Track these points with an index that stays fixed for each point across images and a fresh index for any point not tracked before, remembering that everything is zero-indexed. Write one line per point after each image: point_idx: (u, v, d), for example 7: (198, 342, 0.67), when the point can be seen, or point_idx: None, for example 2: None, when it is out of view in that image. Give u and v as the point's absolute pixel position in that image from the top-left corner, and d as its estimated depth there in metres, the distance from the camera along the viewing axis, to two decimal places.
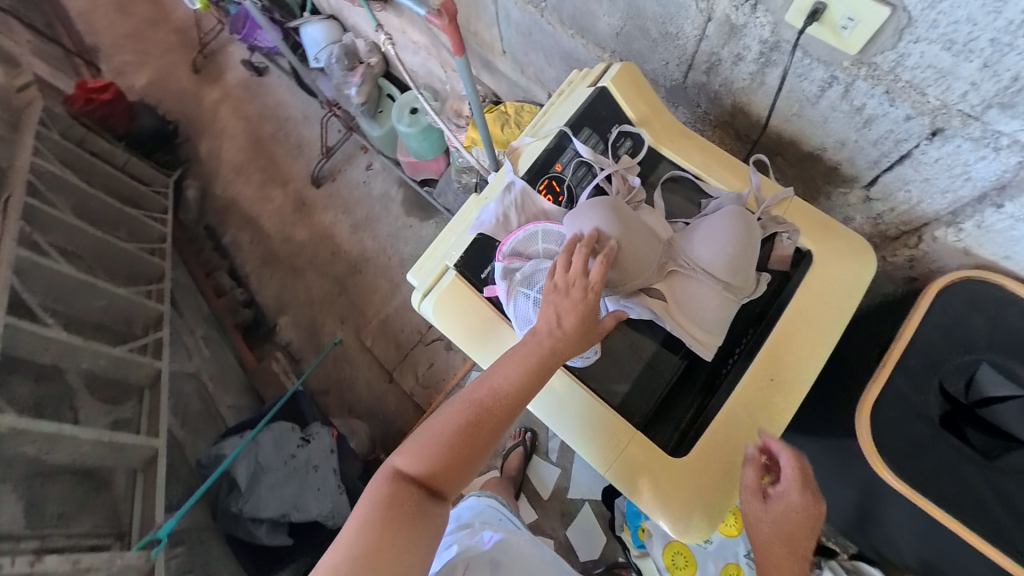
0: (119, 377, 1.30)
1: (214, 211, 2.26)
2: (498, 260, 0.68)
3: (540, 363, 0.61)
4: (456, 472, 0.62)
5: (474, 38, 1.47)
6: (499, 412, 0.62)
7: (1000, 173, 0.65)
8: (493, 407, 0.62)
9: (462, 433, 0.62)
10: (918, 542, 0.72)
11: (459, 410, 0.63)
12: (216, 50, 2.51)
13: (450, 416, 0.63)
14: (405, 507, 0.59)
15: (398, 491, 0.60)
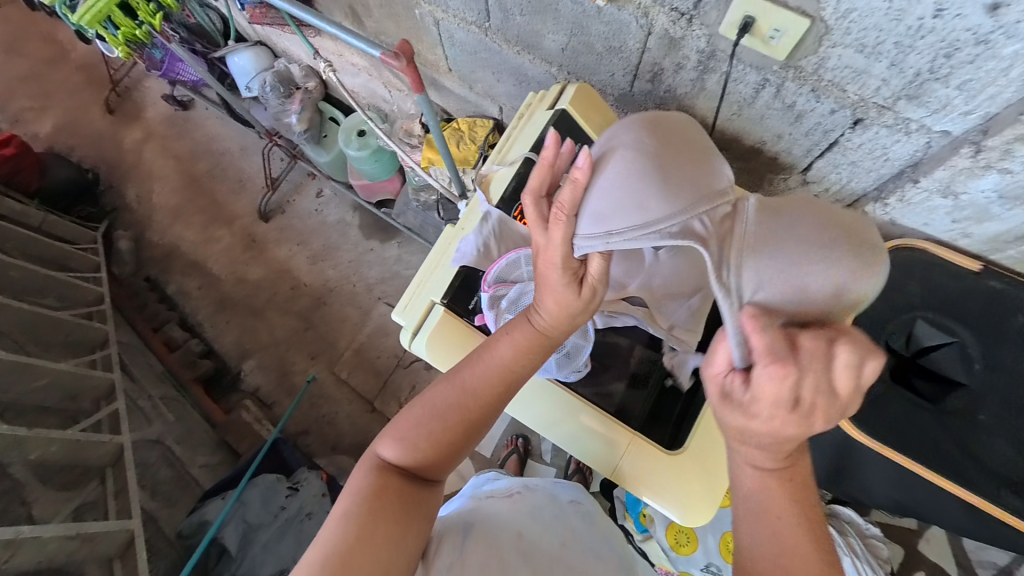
0: (75, 461, 1.19)
1: (153, 260, 2.11)
2: (484, 290, 0.70)
3: (529, 341, 0.64)
4: (450, 449, 0.64)
5: (418, 59, 1.47)
6: (488, 394, 0.64)
7: (913, 152, 0.75)
8: (484, 386, 0.64)
9: (454, 413, 0.64)
10: (888, 487, 0.81)
11: (451, 389, 0.65)
12: (131, 87, 2.33)
13: (443, 396, 0.65)
14: (392, 488, 0.59)
15: (387, 479, 0.60)
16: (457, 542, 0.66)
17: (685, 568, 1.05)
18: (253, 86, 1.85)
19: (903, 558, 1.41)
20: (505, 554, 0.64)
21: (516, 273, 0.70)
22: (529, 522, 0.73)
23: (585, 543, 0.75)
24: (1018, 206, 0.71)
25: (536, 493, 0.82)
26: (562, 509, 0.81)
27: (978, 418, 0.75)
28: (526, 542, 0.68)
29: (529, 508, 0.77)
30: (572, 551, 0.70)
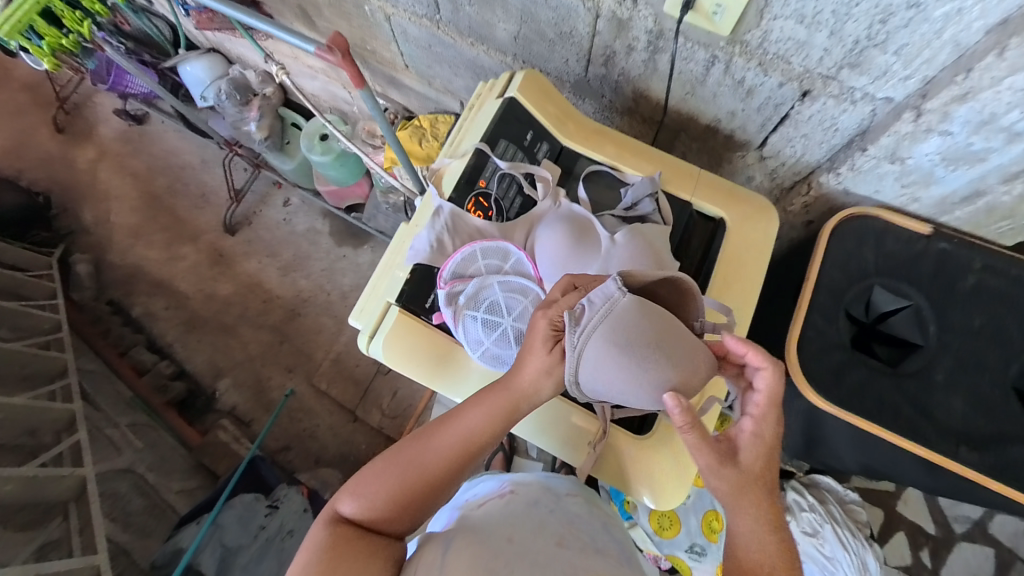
0: (34, 499, 1.13)
1: (115, 283, 2.02)
2: (440, 287, 0.68)
3: (502, 406, 0.61)
4: (413, 510, 0.61)
5: (374, 57, 1.43)
6: (454, 459, 0.61)
7: (861, 121, 0.76)
8: (452, 448, 0.61)
9: (419, 471, 0.61)
10: (851, 453, 0.82)
11: (417, 445, 0.62)
12: (80, 104, 2.23)
13: (408, 451, 0.62)
14: (348, 541, 0.58)
15: (343, 532, 0.58)
16: (437, 561, 0.56)
17: (670, 551, 1.04)
18: (208, 94, 1.79)
19: (884, 521, 1.45)
20: (491, 565, 0.53)
21: (473, 267, 0.68)
22: (520, 520, 0.61)
23: (596, 535, 0.63)
24: (960, 167, 0.71)
25: (528, 483, 0.70)
26: (561, 495, 0.68)
27: (935, 378, 0.77)
28: (517, 545, 0.56)
29: (521, 501, 0.65)
30: (577, 547, 0.59)
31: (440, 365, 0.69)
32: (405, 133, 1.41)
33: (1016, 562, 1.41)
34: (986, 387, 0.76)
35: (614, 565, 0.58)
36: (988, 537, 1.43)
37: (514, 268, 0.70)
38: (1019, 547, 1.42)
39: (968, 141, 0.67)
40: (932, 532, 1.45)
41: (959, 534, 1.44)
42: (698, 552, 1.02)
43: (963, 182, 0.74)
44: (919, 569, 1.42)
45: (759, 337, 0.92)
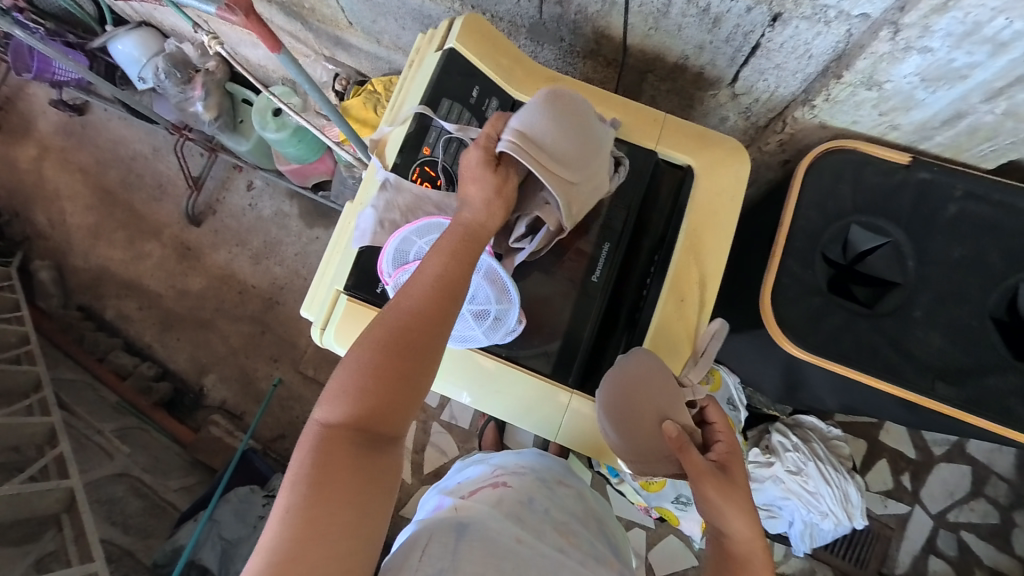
0: (22, 515, 1.12)
1: (82, 288, 1.93)
2: (386, 282, 0.63)
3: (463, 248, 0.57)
4: (394, 401, 0.53)
5: (313, 16, 1.29)
6: (423, 317, 0.54)
7: (836, 44, 0.68)
8: (417, 313, 0.54)
9: (388, 352, 0.52)
10: (825, 394, 0.83)
11: (378, 329, 0.53)
12: (11, 96, 2.04)
13: (372, 334, 0.53)
14: (341, 451, 0.50)
15: (325, 447, 0.50)
16: (447, 550, 0.53)
17: (657, 503, 1.07)
18: (147, 76, 1.61)
19: (866, 451, 1.51)
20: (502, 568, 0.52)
21: (412, 252, 0.62)
22: (523, 522, 0.59)
23: (592, 544, 0.64)
24: (942, 87, 0.66)
25: (525, 484, 0.66)
26: (556, 495, 0.67)
27: (912, 314, 0.76)
28: (527, 549, 0.55)
29: (515, 503, 0.62)
30: (578, 555, 0.59)
31: None
32: (358, 100, 1.30)
33: (991, 477, 1.48)
34: (965, 318, 0.74)
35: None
36: (966, 456, 1.49)
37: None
38: (994, 463, 1.48)
39: (950, 57, 0.61)
40: (912, 456, 1.50)
41: (937, 456, 1.50)
42: (684, 502, 1.06)
43: (945, 104, 0.68)
44: (900, 492, 1.49)
45: (736, 286, 0.89)
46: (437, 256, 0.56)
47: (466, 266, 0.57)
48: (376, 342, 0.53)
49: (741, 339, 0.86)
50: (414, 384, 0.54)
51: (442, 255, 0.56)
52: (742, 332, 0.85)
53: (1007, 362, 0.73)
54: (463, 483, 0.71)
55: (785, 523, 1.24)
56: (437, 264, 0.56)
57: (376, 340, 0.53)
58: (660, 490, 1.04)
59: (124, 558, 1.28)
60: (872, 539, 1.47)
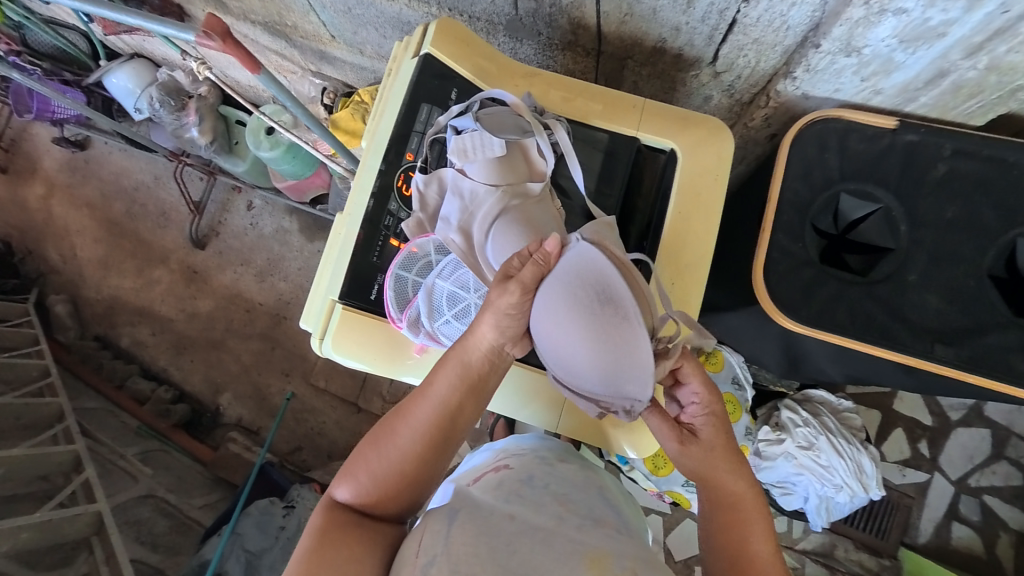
0: (56, 540, 1.16)
1: (96, 318, 1.98)
2: (404, 327, 0.65)
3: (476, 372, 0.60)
4: (393, 493, 0.59)
5: (296, 33, 1.31)
6: (431, 429, 0.59)
7: (812, 13, 0.67)
8: (423, 419, 0.59)
9: (395, 447, 0.59)
10: (824, 364, 0.82)
11: (392, 426, 0.60)
12: (17, 138, 2.09)
13: (386, 430, 0.60)
14: (341, 526, 0.56)
15: (331, 521, 0.56)
16: (440, 535, 0.52)
17: (668, 487, 1.07)
18: (142, 106, 1.64)
19: (881, 421, 1.49)
20: (494, 546, 0.50)
21: (409, 287, 0.65)
22: (520, 499, 0.58)
23: (590, 507, 0.61)
24: (921, 47, 0.64)
25: (524, 463, 0.67)
26: (556, 471, 0.66)
27: (908, 279, 0.75)
28: (517, 523, 0.53)
29: (514, 482, 0.62)
30: (575, 520, 0.57)
31: (399, 358, 0.67)
32: (345, 111, 1.32)
33: (1012, 438, 1.45)
34: (963, 279, 0.73)
35: (609, 538, 0.56)
36: (984, 419, 1.47)
37: (439, 253, 0.66)
38: (1014, 424, 1.45)
39: (925, 16, 0.60)
40: (929, 423, 1.48)
41: (955, 421, 1.48)
42: (695, 485, 1.05)
43: (925, 64, 0.67)
44: (918, 460, 1.47)
45: (729, 264, 0.89)
46: (445, 376, 0.59)
47: (474, 398, 0.61)
48: (390, 440, 0.60)
49: (736, 316, 0.86)
50: (414, 483, 0.60)
51: (447, 377, 0.60)
52: (737, 309, 0.85)
53: (1006, 319, 0.72)
54: (468, 471, 0.72)
55: (800, 498, 1.23)
56: (442, 384, 0.59)
57: (383, 443, 0.59)
58: (669, 474, 1.04)
59: None
60: (892, 510, 1.45)
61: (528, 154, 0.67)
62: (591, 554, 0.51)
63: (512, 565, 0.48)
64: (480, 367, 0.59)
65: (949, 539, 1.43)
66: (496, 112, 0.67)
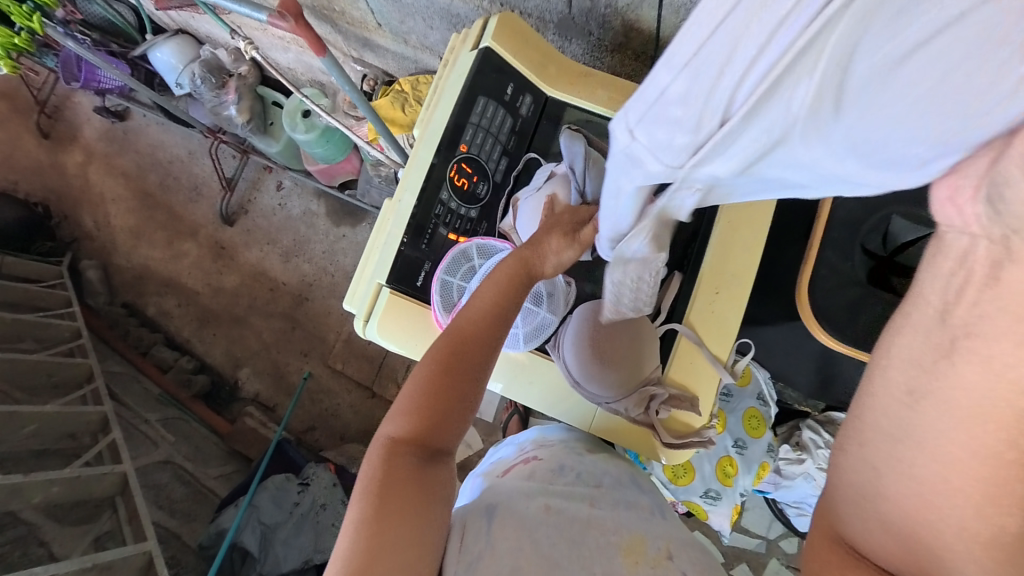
0: (82, 497, 1.20)
1: (126, 285, 2.03)
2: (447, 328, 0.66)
3: (512, 280, 0.62)
4: (439, 418, 0.61)
5: (343, 18, 1.32)
6: (471, 341, 0.61)
7: None
8: (460, 338, 0.61)
9: (439, 375, 0.60)
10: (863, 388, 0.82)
11: (430, 354, 0.61)
12: (59, 105, 2.15)
13: (426, 360, 0.61)
14: (398, 460, 0.58)
15: (390, 459, 0.58)
16: (482, 534, 0.55)
17: (686, 497, 1.06)
18: (184, 82, 1.68)
19: None
20: (535, 537, 0.54)
21: (456, 291, 0.66)
22: (552, 488, 0.63)
23: (623, 493, 0.66)
24: None
25: (552, 451, 0.71)
26: (586, 459, 0.70)
27: None
28: (553, 514, 0.58)
29: (547, 472, 0.66)
30: (608, 508, 0.62)
31: None
32: (385, 99, 1.33)
33: None
34: None
35: (643, 519, 0.61)
36: None
37: (482, 257, 0.68)
38: None
39: None
40: None
41: None
42: (713, 497, 1.05)
43: None
44: None
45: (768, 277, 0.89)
46: (487, 288, 0.62)
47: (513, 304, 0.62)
48: (429, 367, 0.61)
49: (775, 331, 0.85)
50: (466, 405, 0.62)
51: (491, 290, 0.62)
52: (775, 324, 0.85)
53: None
54: (495, 464, 0.76)
55: None
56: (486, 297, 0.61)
57: (431, 368, 0.61)
58: (688, 484, 1.04)
59: (172, 539, 1.36)
60: None
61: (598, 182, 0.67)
62: (625, 542, 0.56)
63: (554, 556, 0.53)
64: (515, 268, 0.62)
65: None
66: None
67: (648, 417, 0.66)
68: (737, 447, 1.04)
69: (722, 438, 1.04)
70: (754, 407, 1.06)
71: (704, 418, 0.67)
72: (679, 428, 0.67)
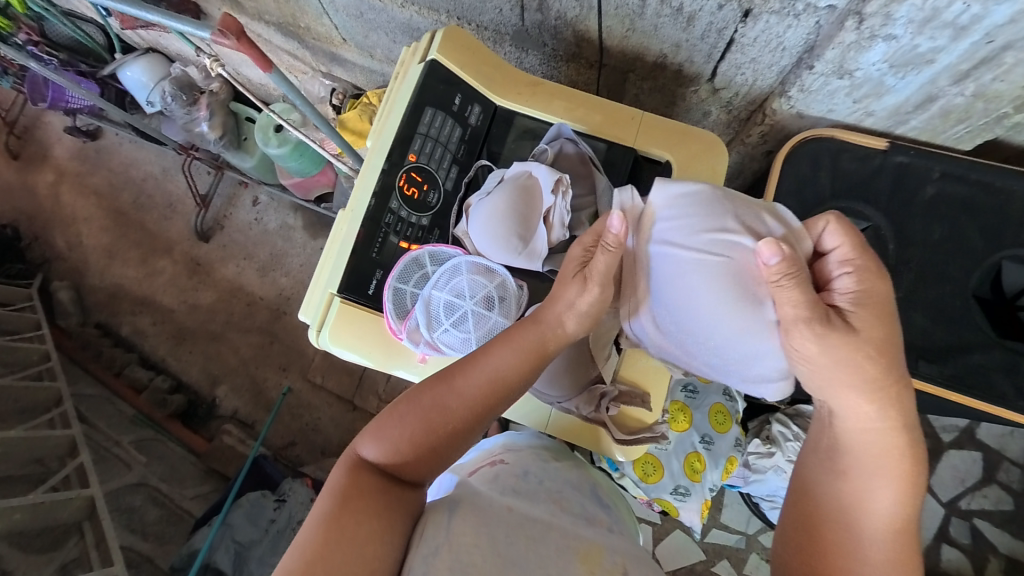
0: (46, 523, 1.17)
1: (99, 306, 2.00)
2: (402, 336, 0.67)
3: (532, 348, 0.60)
4: (425, 460, 0.59)
5: (309, 34, 1.33)
6: (477, 399, 0.59)
7: (806, 36, 0.69)
8: (470, 389, 0.60)
9: (439, 421, 0.59)
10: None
11: (434, 391, 0.60)
12: (29, 125, 2.12)
13: (427, 398, 0.60)
14: (369, 482, 0.56)
15: (361, 475, 0.57)
16: (442, 526, 0.54)
17: (656, 494, 1.07)
18: (155, 99, 1.67)
19: None
20: (493, 532, 0.53)
21: (409, 299, 0.67)
22: (515, 492, 0.64)
23: (582, 506, 0.66)
24: (910, 72, 0.67)
25: (518, 457, 0.72)
26: (548, 468, 0.71)
27: (896, 296, 0.78)
28: (515, 514, 0.57)
29: (510, 477, 0.67)
30: (568, 516, 0.62)
31: (392, 357, 0.69)
32: (353, 112, 1.35)
33: (1003, 462, 1.46)
34: (948, 298, 0.77)
35: (600, 533, 0.61)
36: (976, 441, 1.47)
37: (434, 264, 0.69)
38: (1006, 448, 1.46)
39: (914, 43, 0.62)
40: (921, 444, 1.49)
41: (947, 443, 1.48)
42: (683, 492, 1.06)
43: (915, 88, 0.70)
44: None
45: None
46: (505, 350, 0.60)
47: (528, 374, 0.61)
48: (429, 407, 0.60)
49: None
50: (453, 457, 0.61)
51: (510, 352, 0.60)
52: None
53: (990, 340, 0.76)
54: (462, 464, 0.76)
55: None
56: (504, 359, 0.60)
57: (433, 410, 0.60)
58: (658, 481, 1.05)
59: (143, 564, 1.33)
60: None
61: (547, 187, 0.68)
62: (582, 549, 0.55)
63: (510, 553, 0.51)
64: (534, 334, 0.61)
65: (938, 560, 1.44)
66: (565, 150, 0.73)
67: (600, 414, 0.68)
68: (704, 442, 1.06)
69: (689, 435, 1.07)
70: (720, 402, 1.09)
71: (655, 414, 0.69)
72: (632, 424, 0.69)
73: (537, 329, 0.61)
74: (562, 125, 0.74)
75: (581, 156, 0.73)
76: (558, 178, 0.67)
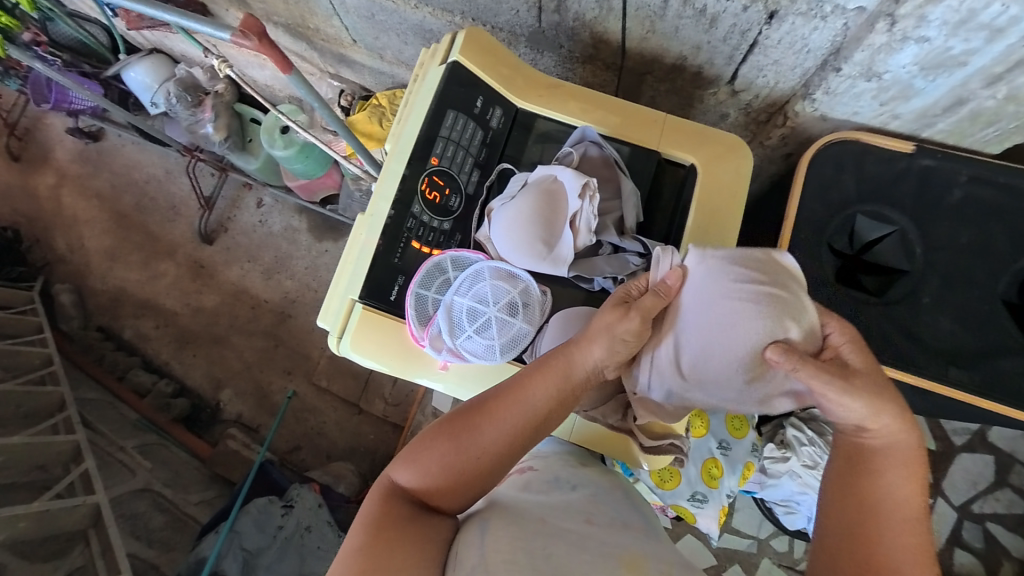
0: (50, 532, 1.15)
1: (101, 309, 1.98)
2: (424, 343, 0.66)
3: (563, 379, 0.59)
4: (456, 492, 0.58)
5: (318, 35, 1.32)
6: (510, 432, 0.59)
7: (833, 38, 0.68)
8: (503, 421, 0.59)
9: (471, 453, 0.58)
10: None
11: (467, 422, 0.59)
12: (30, 127, 2.10)
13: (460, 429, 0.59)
14: (402, 512, 0.56)
15: (394, 504, 0.56)
16: (478, 539, 0.53)
17: (673, 501, 1.05)
18: (160, 101, 1.66)
19: None
20: (530, 546, 0.52)
21: (432, 305, 0.66)
22: (548, 498, 0.63)
23: (618, 511, 0.64)
24: (941, 74, 0.66)
25: (548, 464, 0.71)
26: (579, 473, 0.70)
27: (921, 300, 0.77)
28: (550, 525, 0.56)
29: (541, 483, 0.66)
30: (605, 522, 0.60)
31: (414, 364, 0.68)
32: (362, 114, 1.33)
33: (1015, 465, 1.45)
34: (975, 303, 0.76)
35: (641, 539, 0.59)
36: (988, 444, 1.46)
37: (456, 269, 0.68)
38: (1018, 451, 1.45)
39: (947, 45, 0.61)
40: (933, 447, 1.48)
41: (959, 446, 1.47)
42: (700, 499, 1.05)
43: (944, 91, 0.69)
44: None
45: None
46: (538, 384, 0.59)
47: (560, 407, 0.60)
48: (463, 439, 0.58)
49: None
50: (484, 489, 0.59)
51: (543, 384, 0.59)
52: None
53: (1017, 345, 0.75)
54: None
55: (803, 517, 1.30)
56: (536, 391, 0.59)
57: (466, 442, 0.58)
58: (675, 488, 1.04)
59: (148, 571, 1.31)
60: None
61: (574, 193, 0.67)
62: (626, 558, 0.53)
63: (550, 566, 0.50)
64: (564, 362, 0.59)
65: (950, 564, 1.43)
66: (589, 153, 0.71)
67: (626, 422, 0.67)
68: (721, 447, 1.05)
69: (706, 440, 1.06)
70: None
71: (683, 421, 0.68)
72: (659, 431, 0.68)
73: (564, 356, 0.59)
74: (586, 128, 0.73)
75: (605, 159, 0.71)
76: (585, 182, 0.66)
